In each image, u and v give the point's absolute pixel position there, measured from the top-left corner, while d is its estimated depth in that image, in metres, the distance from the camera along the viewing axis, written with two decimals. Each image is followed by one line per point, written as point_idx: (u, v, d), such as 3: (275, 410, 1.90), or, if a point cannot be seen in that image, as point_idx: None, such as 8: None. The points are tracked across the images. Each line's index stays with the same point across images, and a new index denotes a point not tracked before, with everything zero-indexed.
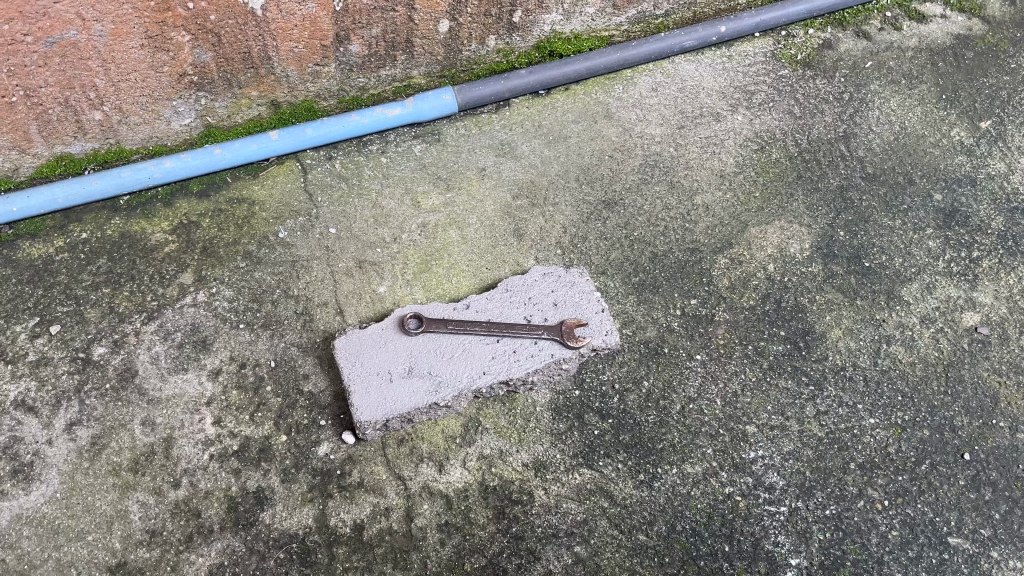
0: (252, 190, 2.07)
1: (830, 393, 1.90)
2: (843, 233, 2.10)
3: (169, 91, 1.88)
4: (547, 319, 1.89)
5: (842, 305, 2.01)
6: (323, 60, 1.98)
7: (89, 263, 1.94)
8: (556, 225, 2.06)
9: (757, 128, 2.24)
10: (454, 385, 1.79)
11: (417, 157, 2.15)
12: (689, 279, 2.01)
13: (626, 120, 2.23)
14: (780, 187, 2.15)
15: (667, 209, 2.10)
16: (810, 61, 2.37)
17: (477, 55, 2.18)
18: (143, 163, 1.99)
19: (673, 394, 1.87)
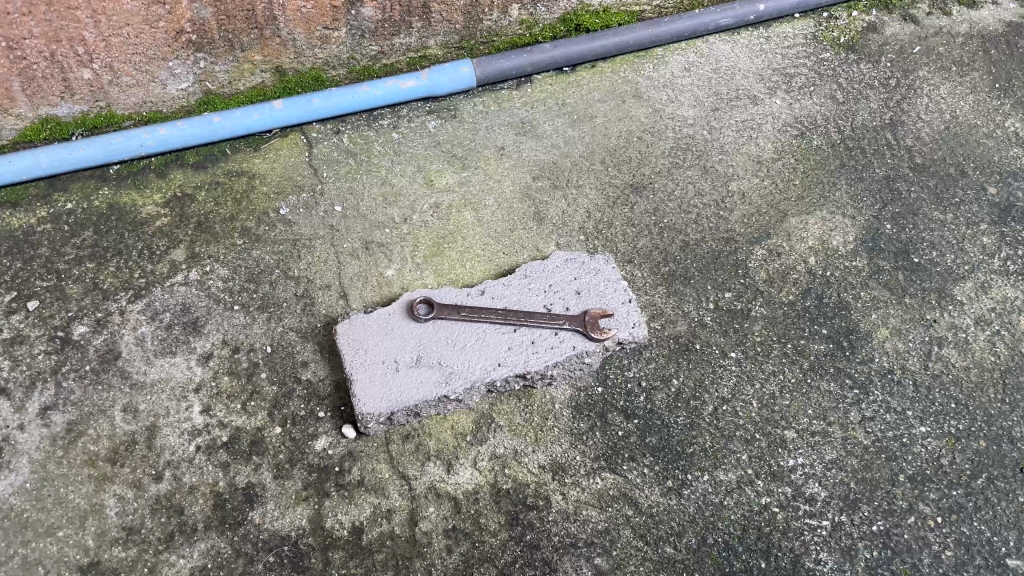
0: (253, 163, 1.92)
1: (876, 398, 1.74)
2: (890, 226, 1.94)
3: (165, 49, 1.74)
4: (569, 308, 1.73)
5: (889, 303, 1.84)
6: (333, 23, 1.84)
7: (73, 236, 1.79)
8: (580, 209, 1.91)
9: (797, 113, 2.09)
10: (466, 377, 1.63)
11: (431, 134, 2.00)
12: (724, 271, 1.85)
13: (656, 101, 2.08)
14: (822, 176, 2.00)
15: (699, 196, 1.94)
16: (853, 44, 2.22)
17: (498, 26, 2.03)
18: (135, 129, 1.84)
19: (705, 395, 1.71)
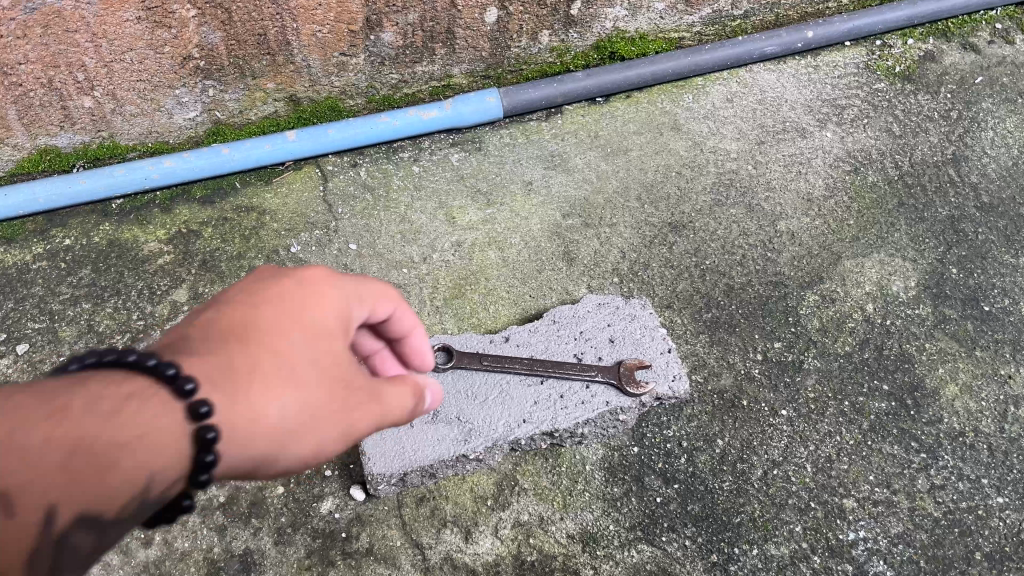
0: (264, 198, 1.78)
1: (946, 463, 1.56)
2: (956, 270, 1.77)
3: (171, 76, 1.64)
4: (601, 358, 1.57)
5: (958, 356, 1.67)
6: (351, 49, 1.72)
7: (70, 274, 1.66)
8: (614, 249, 1.75)
9: (850, 147, 1.93)
10: (487, 435, 1.48)
11: (454, 168, 1.86)
12: (773, 318, 1.68)
13: (696, 133, 1.94)
14: (879, 215, 1.83)
15: (744, 235, 1.79)
16: (910, 74, 2.06)
17: (527, 53, 1.90)
18: (139, 161, 1.73)
19: (753, 457, 1.54)
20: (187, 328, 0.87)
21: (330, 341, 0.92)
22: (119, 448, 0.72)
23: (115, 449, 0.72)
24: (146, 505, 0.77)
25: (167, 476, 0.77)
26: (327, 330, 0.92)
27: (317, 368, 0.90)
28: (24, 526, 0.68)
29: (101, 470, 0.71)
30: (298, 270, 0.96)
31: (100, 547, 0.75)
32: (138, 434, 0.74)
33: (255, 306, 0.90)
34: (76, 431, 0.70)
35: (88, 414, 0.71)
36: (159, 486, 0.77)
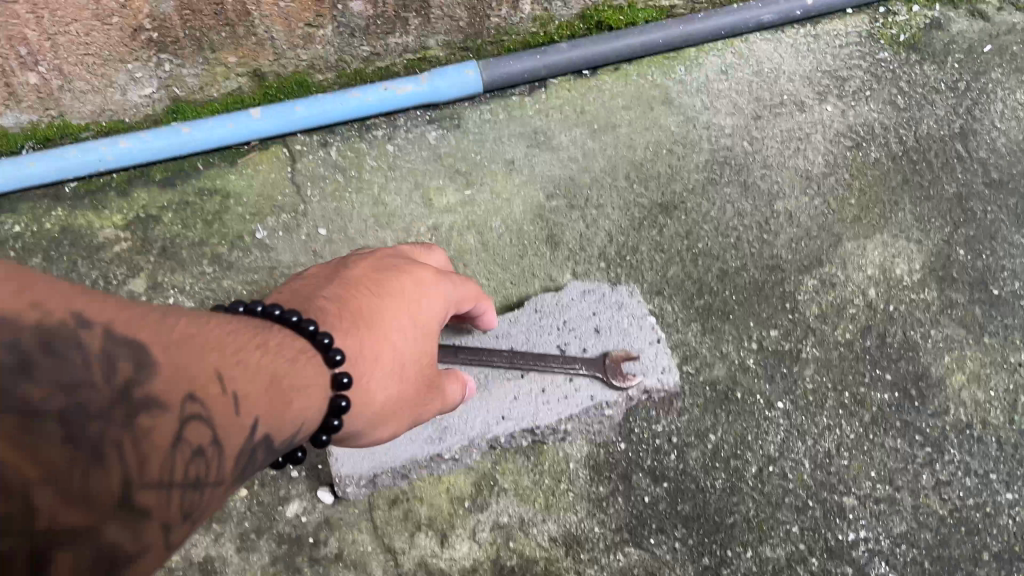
0: (228, 180, 1.68)
1: (953, 458, 1.47)
2: (964, 252, 1.67)
3: (122, 50, 1.53)
4: (586, 350, 1.47)
5: (965, 344, 1.57)
6: (317, 19, 1.60)
7: (20, 263, 1.56)
8: (600, 232, 1.65)
9: (852, 121, 1.81)
10: (463, 433, 1.40)
11: (430, 146, 1.75)
12: (769, 304, 1.58)
13: (689, 108, 1.83)
14: (882, 194, 1.72)
15: (739, 216, 1.68)
16: (916, 43, 1.93)
17: (508, 23, 1.77)
18: (93, 142, 1.62)
19: (748, 453, 1.44)
20: (319, 302, 1.09)
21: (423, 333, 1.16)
22: (288, 388, 0.90)
23: (287, 390, 0.90)
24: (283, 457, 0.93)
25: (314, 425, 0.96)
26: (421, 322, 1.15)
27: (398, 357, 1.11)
28: (238, 437, 0.81)
29: (282, 403, 0.88)
30: (411, 273, 1.17)
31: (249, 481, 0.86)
32: (303, 380, 0.93)
33: (374, 296, 1.11)
34: (268, 368, 0.89)
35: (274, 361, 0.90)
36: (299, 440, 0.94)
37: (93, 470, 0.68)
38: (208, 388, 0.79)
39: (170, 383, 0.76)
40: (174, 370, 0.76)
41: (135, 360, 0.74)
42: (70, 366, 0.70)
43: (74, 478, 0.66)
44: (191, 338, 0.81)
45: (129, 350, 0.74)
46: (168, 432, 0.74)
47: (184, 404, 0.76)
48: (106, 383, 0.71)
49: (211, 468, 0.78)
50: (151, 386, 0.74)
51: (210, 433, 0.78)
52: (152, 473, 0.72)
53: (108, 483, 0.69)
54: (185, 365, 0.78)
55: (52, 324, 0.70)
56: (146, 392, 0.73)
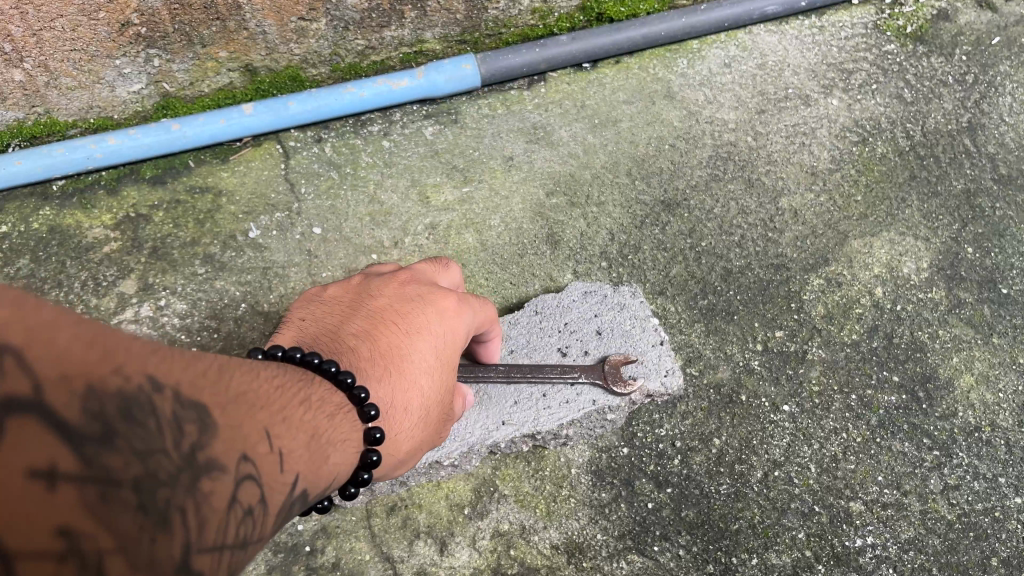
0: (220, 177, 1.63)
1: (961, 461, 1.44)
2: (972, 250, 1.64)
3: (109, 45, 1.48)
4: (587, 353, 1.45)
5: (974, 344, 1.54)
6: (310, 13, 1.55)
7: (7, 264, 1.52)
8: (601, 230, 1.62)
9: (857, 115, 1.78)
10: (463, 438, 1.36)
11: (427, 142, 1.71)
12: (774, 305, 1.55)
13: (692, 102, 1.78)
14: (889, 190, 1.69)
15: (743, 214, 1.65)
16: (923, 35, 1.89)
17: (506, 15, 1.72)
18: (81, 139, 1.57)
19: (753, 457, 1.42)
20: (342, 339, 1.10)
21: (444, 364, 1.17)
22: (325, 442, 0.88)
23: (324, 445, 0.88)
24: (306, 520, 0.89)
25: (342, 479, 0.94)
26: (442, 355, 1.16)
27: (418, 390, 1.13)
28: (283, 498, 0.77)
29: (320, 460, 0.86)
30: (433, 302, 1.17)
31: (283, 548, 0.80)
32: (337, 435, 0.92)
33: (397, 333, 1.12)
34: (307, 425, 0.86)
35: (309, 416, 0.88)
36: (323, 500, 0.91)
37: (174, 542, 0.60)
38: (259, 449, 0.74)
39: (231, 444, 0.69)
40: (233, 430, 0.70)
41: (202, 422, 0.67)
42: (148, 430, 0.61)
43: (153, 552, 0.58)
44: (241, 395, 0.76)
45: (195, 410, 0.67)
46: (233, 495, 0.68)
47: (243, 466, 0.70)
48: (179, 446, 0.64)
49: (261, 532, 0.72)
50: (216, 449, 0.67)
51: (262, 494, 0.73)
52: (220, 539, 0.65)
53: (186, 555, 0.61)
54: (242, 424, 0.72)
55: (127, 383, 0.61)
56: (213, 455, 0.67)
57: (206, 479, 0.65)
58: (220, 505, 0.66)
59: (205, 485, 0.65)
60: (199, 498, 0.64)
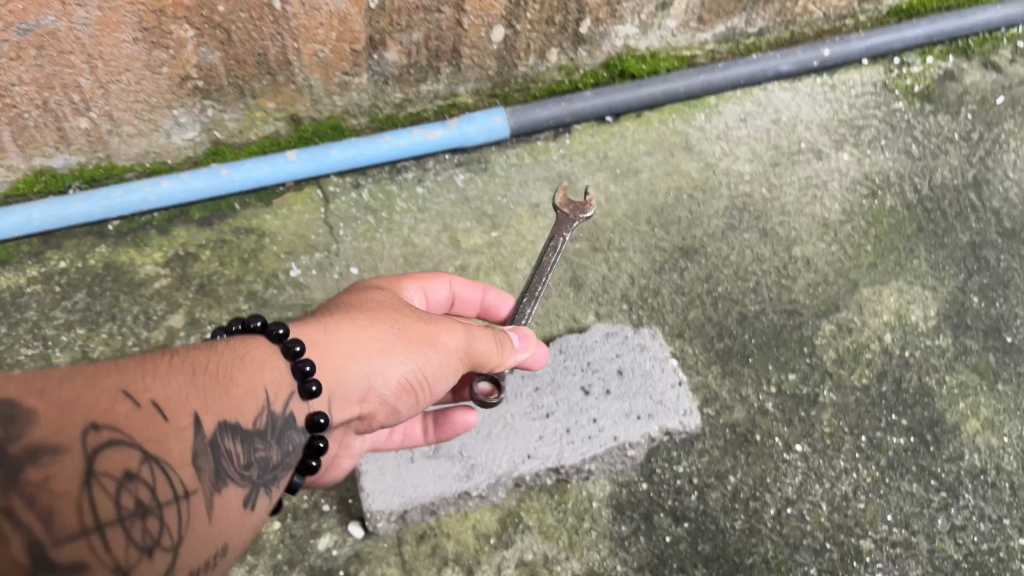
0: (263, 219, 1.74)
1: (967, 503, 1.50)
2: (978, 299, 1.71)
3: (168, 97, 1.60)
4: (609, 392, 1.52)
5: (979, 391, 1.61)
6: (353, 68, 1.67)
7: (65, 298, 1.62)
8: (623, 274, 1.70)
9: (867, 170, 1.87)
10: (490, 471, 1.44)
11: (458, 189, 1.80)
12: (787, 349, 1.62)
13: (709, 155, 1.88)
14: (897, 241, 1.77)
15: (758, 261, 1.73)
16: (929, 94, 1.99)
17: (535, 71, 1.84)
18: (136, 182, 1.68)
19: (766, 494, 1.48)
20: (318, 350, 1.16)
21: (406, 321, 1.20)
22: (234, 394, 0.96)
23: (222, 384, 0.95)
24: (283, 453, 1.01)
25: (296, 419, 1.03)
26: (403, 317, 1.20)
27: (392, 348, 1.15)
28: (176, 451, 0.86)
29: (220, 401, 0.93)
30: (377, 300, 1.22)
31: (231, 488, 0.92)
32: (235, 376, 0.97)
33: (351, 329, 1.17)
34: (186, 368, 0.92)
35: (190, 362, 0.93)
36: (292, 441, 1.03)
37: (12, 545, 0.71)
38: (106, 414, 0.82)
39: (61, 425, 0.77)
40: (61, 410, 0.78)
41: (8, 415, 0.74)
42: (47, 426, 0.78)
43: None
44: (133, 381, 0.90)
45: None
46: (84, 474, 0.77)
47: (90, 441, 0.79)
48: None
49: (157, 489, 0.83)
50: (38, 437, 0.76)
51: (139, 456, 0.82)
52: (88, 520, 0.76)
53: (41, 554, 0.72)
54: (68, 399, 0.80)
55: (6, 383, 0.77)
56: (36, 444, 0.75)
57: (36, 469, 0.74)
58: (65, 489, 0.75)
59: (36, 477, 0.74)
60: (39, 495, 0.74)
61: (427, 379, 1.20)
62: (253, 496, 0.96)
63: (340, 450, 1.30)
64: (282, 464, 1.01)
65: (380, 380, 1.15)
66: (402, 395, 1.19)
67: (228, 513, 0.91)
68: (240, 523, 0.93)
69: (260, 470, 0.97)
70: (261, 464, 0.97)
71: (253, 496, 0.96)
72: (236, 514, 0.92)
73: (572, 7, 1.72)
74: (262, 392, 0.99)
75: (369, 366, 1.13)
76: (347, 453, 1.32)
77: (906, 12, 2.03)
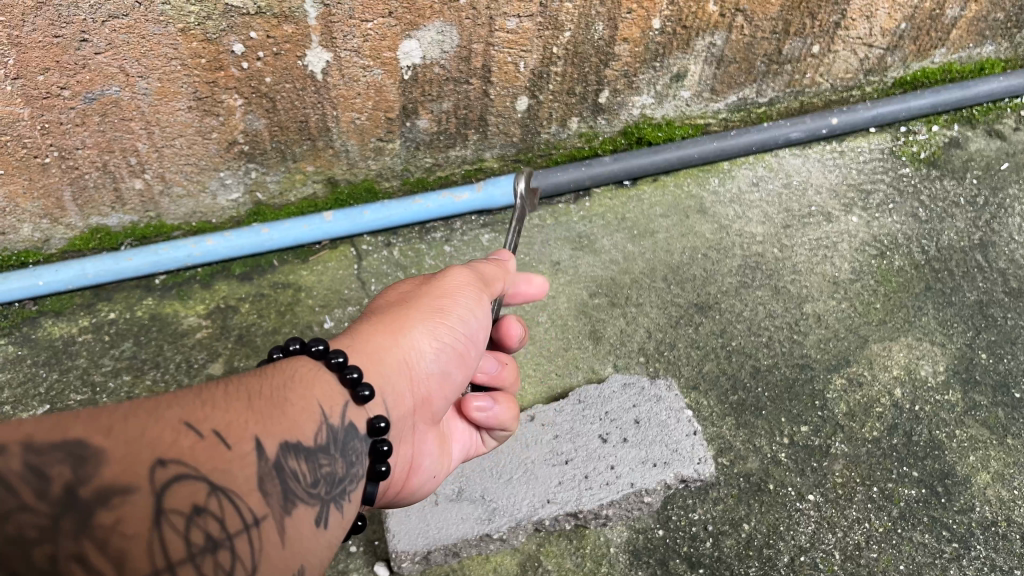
0: (300, 275, 1.83)
1: (978, 554, 1.52)
2: (986, 355, 1.76)
3: (216, 160, 1.73)
4: (627, 440, 1.59)
5: (989, 444, 1.65)
6: (387, 134, 1.80)
7: (113, 346, 1.71)
8: (640, 328, 1.78)
9: (876, 232, 1.95)
10: (511, 515, 1.49)
11: (484, 248, 1.90)
12: (799, 402, 1.68)
13: (723, 217, 1.97)
14: (906, 299, 1.84)
15: (770, 317, 1.80)
16: (935, 160, 2.08)
17: (557, 138, 1.96)
18: (183, 239, 1.80)
19: (780, 542, 1.51)
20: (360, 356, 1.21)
21: (427, 300, 1.28)
22: (284, 408, 1.01)
23: (278, 405, 1.01)
24: (345, 465, 1.07)
25: (355, 428, 1.10)
26: (419, 297, 1.29)
27: (433, 330, 1.25)
28: (241, 477, 0.91)
29: (276, 424, 0.98)
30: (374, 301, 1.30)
31: (301, 508, 0.97)
32: (289, 395, 1.03)
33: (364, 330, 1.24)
34: (242, 395, 0.98)
35: (243, 387, 1.00)
36: (355, 450, 1.09)
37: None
38: (173, 448, 0.87)
39: (130, 465, 0.82)
40: (130, 451, 0.83)
41: (76, 458, 0.80)
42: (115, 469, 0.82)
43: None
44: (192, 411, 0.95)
45: (68, 452, 0.80)
46: (153, 513, 0.82)
47: (158, 476, 0.84)
48: (53, 494, 0.77)
49: (226, 519, 0.88)
50: (109, 480, 0.80)
51: (208, 488, 0.87)
52: (160, 560, 0.81)
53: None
54: (136, 440, 0.85)
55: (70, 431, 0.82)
56: (107, 486, 0.80)
57: (107, 511, 0.79)
58: (137, 530, 0.80)
59: (108, 520, 0.79)
60: (110, 538, 0.78)
61: (472, 341, 1.31)
62: (324, 514, 1.01)
63: (415, 451, 1.30)
64: (347, 476, 1.06)
65: (431, 360, 1.25)
66: (455, 369, 1.29)
67: (301, 533, 0.96)
68: (315, 541, 0.98)
69: (328, 486, 1.02)
70: (328, 480, 1.03)
71: (324, 513, 1.01)
72: (310, 534, 0.97)
73: (591, 78, 1.84)
74: (316, 406, 1.05)
75: (417, 350, 1.23)
76: (423, 453, 1.33)
77: (911, 83, 2.13)
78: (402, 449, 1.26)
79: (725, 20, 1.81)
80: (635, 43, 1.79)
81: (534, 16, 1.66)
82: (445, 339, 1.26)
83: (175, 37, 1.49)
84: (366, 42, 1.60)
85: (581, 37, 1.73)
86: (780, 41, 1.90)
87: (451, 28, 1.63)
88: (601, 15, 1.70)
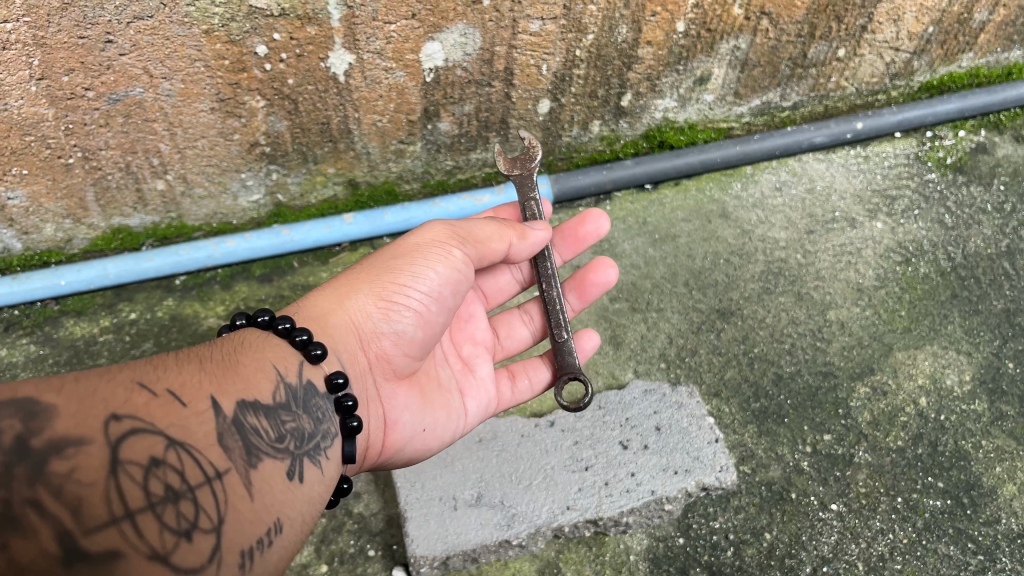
0: (320, 276, 1.83)
1: (1005, 567, 1.49)
2: (1012, 364, 1.73)
3: (238, 161, 1.73)
4: (648, 446, 1.58)
5: (1016, 455, 1.62)
6: (409, 137, 1.80)
7: (133, 346, 1.71)
8: (661, 333, 1.76)
9: (901, 238, 1.92)
10: (531, 521, 1.48)
11: None
12: (822, 410, 1.66)
13: (746, 222, 1.95)
14: (932, 307, 1.81)
15: (794, 324, 1.78)
16: (962, 165, 2.06)
17: (578, 141, 1.95)
18: (204, 241, 1.80)
19: (802, 552, 1.49)
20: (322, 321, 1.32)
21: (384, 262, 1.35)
22: (240, 368, 1.07)
23: (231, 367, 1.06)
24: (313, 421, 1.12)
25: (315, 386, 1.16)
26: (380, 264, 1.37)
27: (380, 292, 1.33)
28: (201, 433, 0.94)
29: (230, 384, 1.03)
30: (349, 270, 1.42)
31: (267, 460, 1.01)
32: (242, 358, 1.09)
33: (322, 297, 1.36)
34: (195, 360, 1.04)
35: (194, 355, 1.06)
36: (319, 408, 1.14)
37: (41, 536, 0.77)
38: (125, 407, 0.90)
39: (82, 421, 0.85)
40: (80, 409, 0.86)
41: (29, 413, 0.82)
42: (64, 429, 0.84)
43: (14, 554, 0.75)
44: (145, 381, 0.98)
45: (20, 408, 0.83)
46: (108, 463, 0.84)
47: (112, 430, 0.86)
48: (7, 444, 0.80)
49: (186, 472, 0.90)
50: (61, 432, 0.83)
51: (165, 442, 0.90)
52: (118, 506, 0.82)
53: (71, 543, 0.78)
54: (88, 398, 0.88)
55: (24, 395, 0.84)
56: (58, 437, 0.82)
57: (61, 460, 0.81)
58: (91, 478, 0.82)
59: (62, 468, 0.81)
60: (65, 484, 0.80)
61: (431, 294, 1.35)
62: (296, 466, 1.06)
63: (385, 409, 1.36)
64: (318, 432, 1.12)
65: (380, 320, 1.32)
66: (412, 328, 1.35)
67: (269, 485, 1.00)
68: (286, 494, 1.02)
69: (296, 441, 1.08)
70: (294, 435, 1.08)
71: (295, 467, 1.05)
72: (280, 487, 1.01)
73: (614, 82, 1.83)
74: (272, 367, 1.11)
75: (365, 312, 1.31)
76: (396, 409, 1.37)
77: (937, 88, 2.11)
78: (369, 407, 1.33)
79: (750, 24, 1.80)
80: (659, 46, 1.78)
81: (558, 18, 1.64)
82: (396, 303, 1.32)
83: (198, 38, 1.49)
84: (389, 44, 1.60)
85: (604, 39, 1.72)
86: (805, 44, 1.88)
87: (474, 30, 1.63)
88: (625, 17, 1.68)
